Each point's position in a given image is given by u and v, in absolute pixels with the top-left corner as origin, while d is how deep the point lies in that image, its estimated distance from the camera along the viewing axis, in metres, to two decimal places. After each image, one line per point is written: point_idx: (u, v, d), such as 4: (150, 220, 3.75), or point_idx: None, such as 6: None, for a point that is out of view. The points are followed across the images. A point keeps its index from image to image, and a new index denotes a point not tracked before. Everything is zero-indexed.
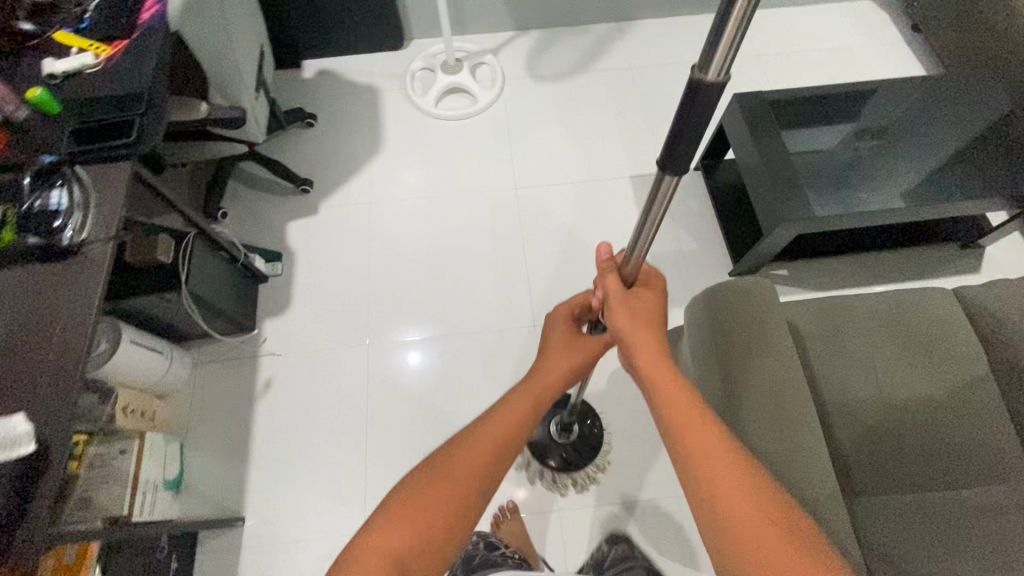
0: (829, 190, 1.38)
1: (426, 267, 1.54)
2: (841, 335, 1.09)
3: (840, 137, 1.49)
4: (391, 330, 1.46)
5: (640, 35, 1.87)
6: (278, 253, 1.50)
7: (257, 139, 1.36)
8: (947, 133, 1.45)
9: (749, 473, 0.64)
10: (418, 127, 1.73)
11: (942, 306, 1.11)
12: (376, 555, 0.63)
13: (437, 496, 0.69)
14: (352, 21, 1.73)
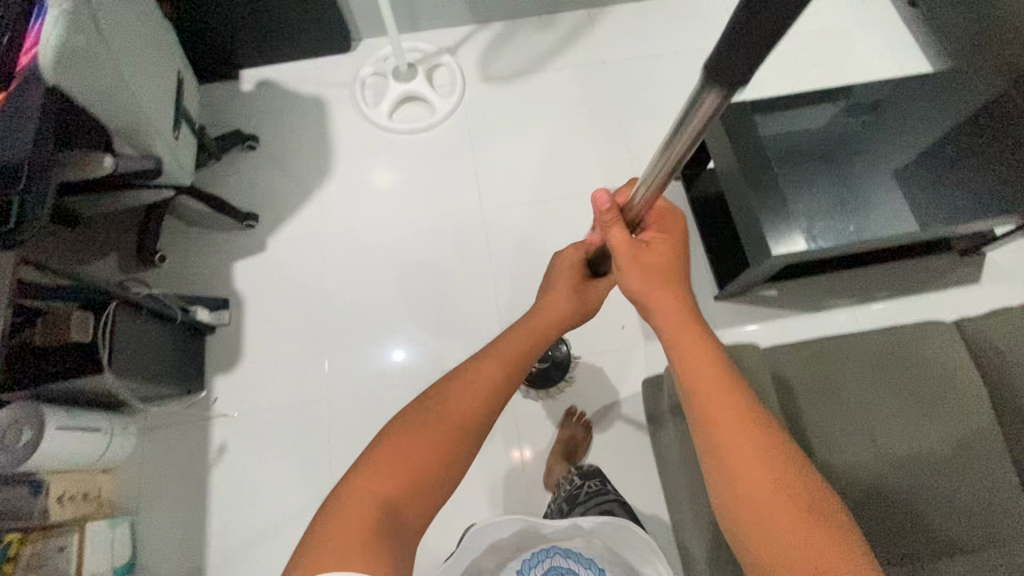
0: (823, 190, 1.24)
1: (390, 301, 1.43)
2: (831, 383, 1.00)
3: (828, 117, 1.32)
4: (360, 368, 1.36)
5: (612, 23, 1.69)
6: (225, 300, 1.38)
7: (186, 180, 1.20)
8: (944, 111, 1.30)
9: (766, 447, 0.63)
10: (371, 143, 1.57)
11: (944, 348, 1.02)
12: (368, 498, 0.63)
13: (435, 435, 0.69)
14: (290, 26, 1.54)
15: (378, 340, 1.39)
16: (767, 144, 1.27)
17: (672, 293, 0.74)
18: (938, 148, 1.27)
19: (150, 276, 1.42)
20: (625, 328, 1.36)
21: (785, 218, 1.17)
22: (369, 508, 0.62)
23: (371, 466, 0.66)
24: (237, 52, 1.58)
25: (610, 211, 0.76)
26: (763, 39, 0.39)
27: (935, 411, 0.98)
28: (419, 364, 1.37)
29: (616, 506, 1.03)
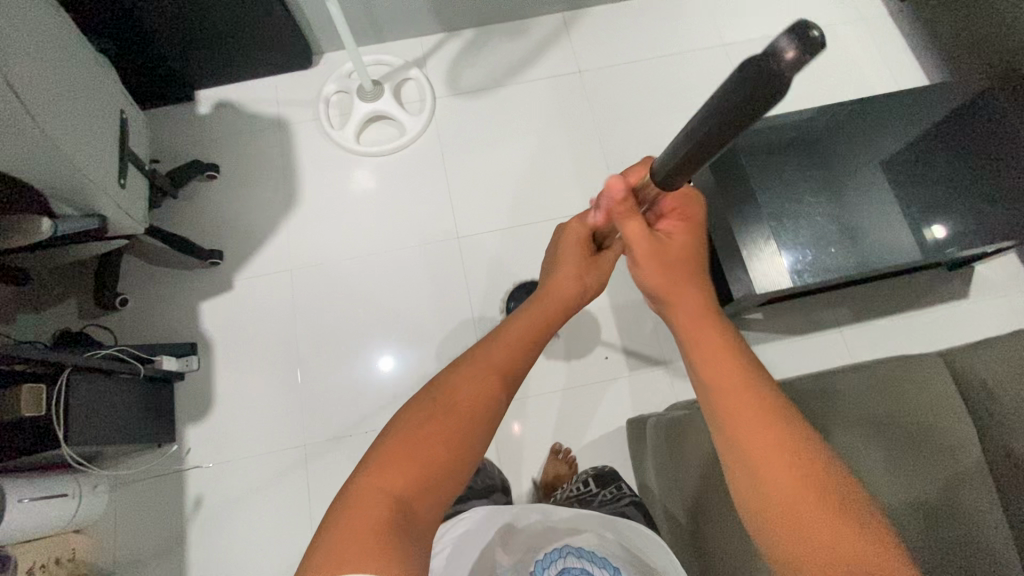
0: (817, 200, 1.17)
1: (371, 323, 1.39)
2: (825, 429, 0.97)
3: (818, 117, 1.23)
4: (346, 378, 1.34)
5: (588, 28, 1.61)
6: (193, 345, 1.33)
7: (141, 228, 1.14)
8: (934, 109, 1.23)
9: (795, 442, 0.54)
10: (339, 168, 1.50)
11: (937, 385, 1.00)
12: (377, 498, 0.56)
13: (445, 425, 0.62)
14: (247, 45, 1.45)
15: (365, 351, 1.37)
16: (752, 168, 1.18)
17: (694, 287, 0.65)
18: (930, 148, 1.20)
19: (113, 320, 1.36)
20: (609, 358, 1.33)
21: (770, 251, 1.12)
22: (379, 507, 0.56)
23: (378, 462, 0.59)
24: (192, 73, 1.49)
25: (623, 203, 0.66)
26: (739, 113, 0.42)
27: (931, 458, 0.95)
28: (410, 372, 1.35)
29: (635, 512, 1.00)
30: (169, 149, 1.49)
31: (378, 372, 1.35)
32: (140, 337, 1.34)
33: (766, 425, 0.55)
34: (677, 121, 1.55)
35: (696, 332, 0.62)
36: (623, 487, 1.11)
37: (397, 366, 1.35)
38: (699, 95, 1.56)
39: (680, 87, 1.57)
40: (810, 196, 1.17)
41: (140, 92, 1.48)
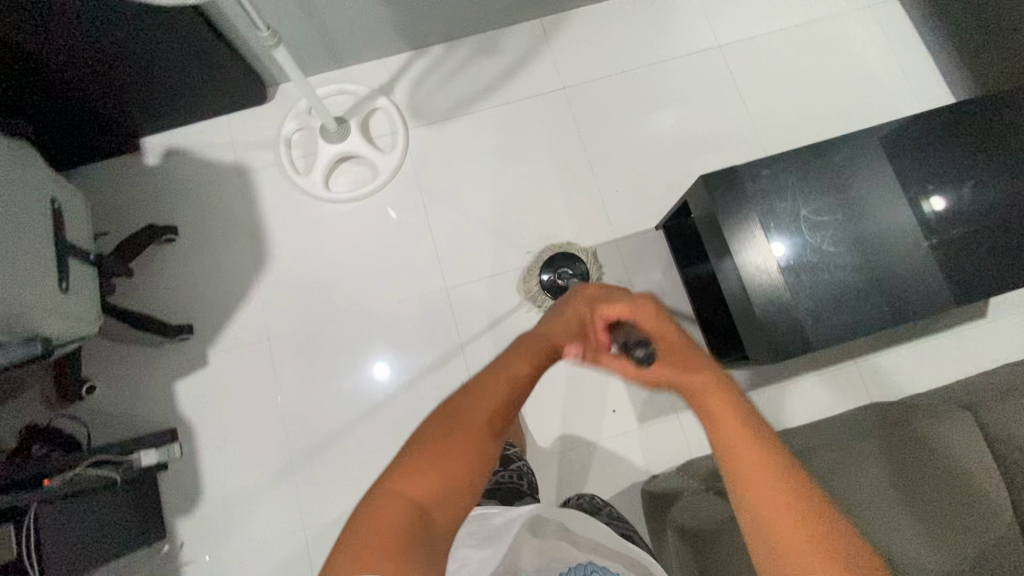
0: (845, 255, 1.02)
1: (359, 342, 1.32)
2: (846, 495, 0.93)
3: (843, 156, 1.06)
4: (341, 396, 1.29)
5: (570, 36, 1.45)
6: (173, 430, 1.24)
7: (93, 326, 1.04)
8: (975, 134, 1.07)
9: (823, 531, 0.48)
10: (309, 216, 1.37)
11: (965, 445, 0.97)
12: (402, 504, 0.54)
13: (463, 435, 0.59)
14: (190, 87, 1.28)
15: (360, 359, 1.31)
16: (765, 217, 1.04)
17: (698, 364, 0.59)
18: (972, 181, 1.05)
19: (84, 410, 1.26)
20: (616, 411, 1.26)
21: (787, 312, 1.00)
22: (404, 514, 0.54)
23: (401, 463, 0.57)
24: (133, 123, 1.32)
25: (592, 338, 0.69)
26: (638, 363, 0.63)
27: (961, 524, 0.91)
28: (405, 380, 1.29)
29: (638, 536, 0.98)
30: (120, 211, 1.35)
31: (372, 381, 1.30)
32: (115, 427, 1.25)
33: (776, 499, 0.49)
34: (674, 138, 1.42)
35: (711, 409, 0.56)
36: None
37: (394, 372, 1.30)
38: (697, 107, 1.42)
39: (675, 98, 1.43)
40: (830, 246, 1.03)
41: (77, 149, 1.32)
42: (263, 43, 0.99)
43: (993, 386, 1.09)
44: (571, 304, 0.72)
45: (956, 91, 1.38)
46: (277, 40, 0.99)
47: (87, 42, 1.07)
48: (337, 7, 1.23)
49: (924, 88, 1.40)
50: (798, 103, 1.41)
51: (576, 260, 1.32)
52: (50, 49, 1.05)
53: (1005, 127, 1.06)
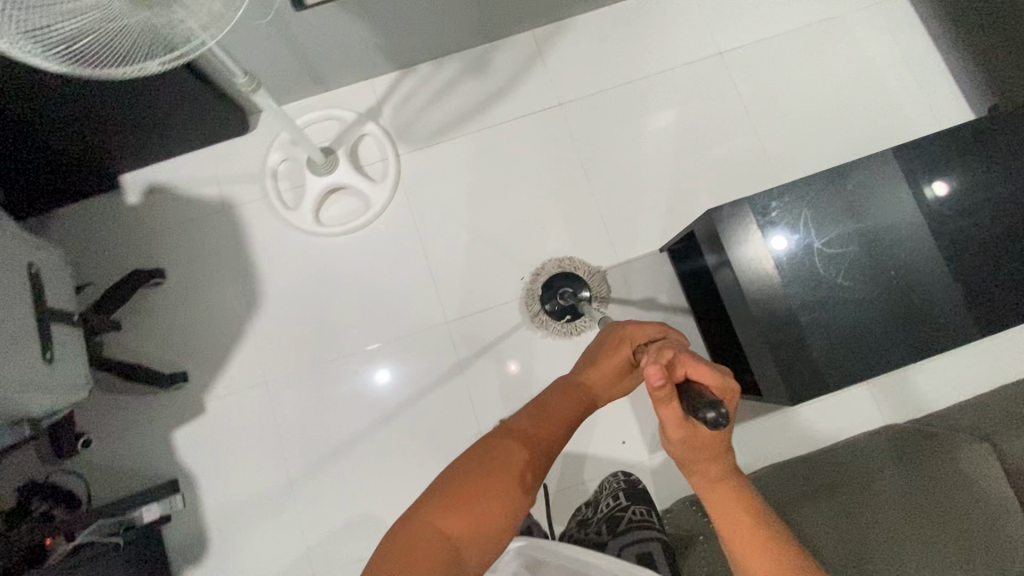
0: (866, 286, 0.99)
1: (356, 350, 1.29)
2: (862, 539, 0.91)
3: (857, 183, 1.02)
4: (340, 403, 1.27)
5: (562, 49, 1.39)
6: (175, 481, 1.21)
7: (84, 391, 1.00)
8: (999, 151, 1.02)
9: None
10: (302, 251, 1.32)
11: (976, 469, 0.96)
12: (435, 543, 0.57)
13: (497, 483, 0.61)
14: (169, 122, 1.22)
15: (358, 367, 1.29)
16: (778, 251, 1.00)
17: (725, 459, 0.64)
18: (994, 204, 1.01)
19: (82, 462, 1.23)
20: (627, 442, 1.24)
21: (801, 350, 0.97)
22: (438, 552, 0.57)
23: (437, 498, 0.60)
24: (111, 161, 1.26)
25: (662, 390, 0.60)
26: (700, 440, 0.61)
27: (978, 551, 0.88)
28: (407, 384, 1.28)
29: (658, 552, 0.96)
30: (104, 254, 1.30)
31: (370, 383, 1.28)
32: (114, 479, 1.22)
33: None
34: (677, 153, 1.37)
35: (725, 505, 0.63)
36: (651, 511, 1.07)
37: (393, 376, 1.28)
38: (699, 120, 1.37)
39: (675, 111, 1.38)
40: (846, 279, 0.99)
41: (53, 191, 1.26)
42: (241, 89, 0.94)
43: (1008, 416, 1.08)
44: (611, 352, 0.74)
45: (965, 93, 1.33)
46: (257, 84, 0.95)
47: (52, 87, 1.00)
48: (320, 34, 1.17)
49: (932, 91, 1.35)
50: (803, 113, 1.37)
51: (574, 278, 1.27)
52: (13, 96, 0.99)
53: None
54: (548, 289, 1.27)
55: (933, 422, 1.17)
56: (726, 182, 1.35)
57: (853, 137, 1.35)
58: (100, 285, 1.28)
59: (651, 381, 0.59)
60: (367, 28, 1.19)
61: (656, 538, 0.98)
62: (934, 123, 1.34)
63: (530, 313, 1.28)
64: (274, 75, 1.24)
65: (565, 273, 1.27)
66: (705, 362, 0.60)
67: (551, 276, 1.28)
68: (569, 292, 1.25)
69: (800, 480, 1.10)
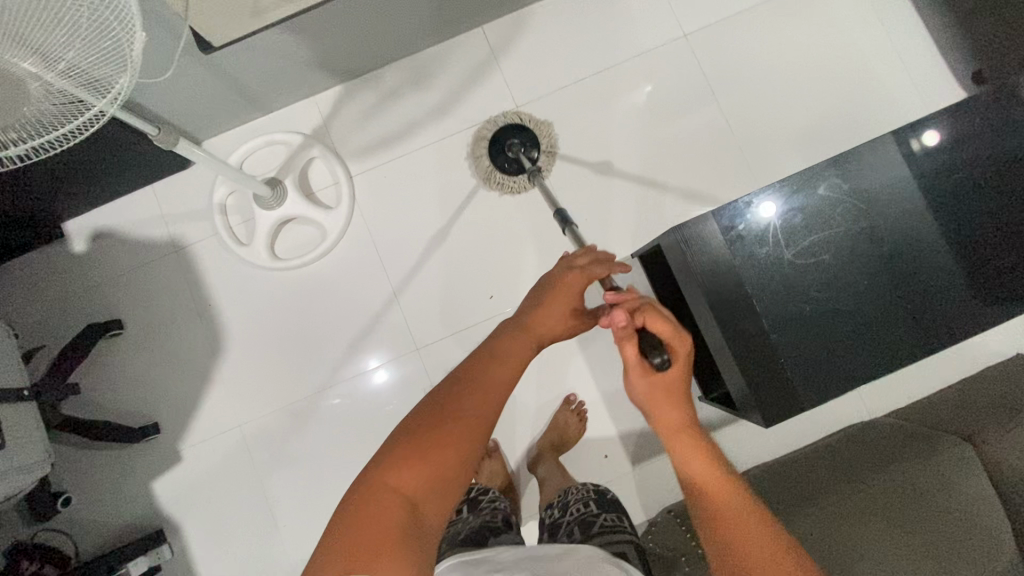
0: (837, 294, 0.95)
1: (336, 372, 1.26)
2: (853, 552, 0.88)
3: (829, 186, 0.97)
4: (324, 421, 1.25)
5: (514, 45, 1.31)
6: (158, 530, 1.21)
7: (43, 467, 1.00)
8: (974, 142, 0.97)
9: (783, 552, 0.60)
10: (259, 290, 1.27)
11: (958, 471, 0.93)
12: (391, 497, 0.59)
13: (451, 431, 0.63)
14: (100, 167, 1.15)
15: (334, 396, 1.25)
16: (746, 267, 0.96)
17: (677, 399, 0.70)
18: (974, 196, 0.96)
19: (65, 519, 1.23)
20: (608, 457, 1.22)
21: (773, 369, 0.94)
22: (395, 504, 0.58)
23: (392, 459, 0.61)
24: (47, 211, 1.20)
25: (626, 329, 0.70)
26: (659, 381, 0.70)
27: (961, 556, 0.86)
28: (406, 383, 1.25)
29: (632, 552, 0.89)
30: (58, 308, 1.26)
31: (370, 384, 1.25)
32: (100, 534, 1.22)
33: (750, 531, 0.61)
34: (645, 149, 1.29)
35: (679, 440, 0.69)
36: (625, 519, 0.99)
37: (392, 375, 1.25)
38: (666, 111, 1.29)
39: (639, 103, 1.30)
40: (817, 288, 0.95)
41: None
42: (159, 143, 0.88)
43: (995, 400, 1.03)
44: (564, 286, 0.78)
45: (947, 58, 1.25)
46: (174, 138, 0.89)
47: None
48: (249, 58, 1.08)
49: (912, 58, 1.27)
50: (776, 95, 1.29)
51: (521, 129, 1.27)
52: None
53: (1000, 128, 0.96)
54: (497, 144, 1.27)
55: (912, 411, 1.15)
56: (699, 176, 1.28)
57: (831, 117, 1.28)
58: (58, 339, 1.24)
59: (614, 321, 0.69)
60: (300, 45, 1.10)
61: (630, 541, 0.90)
62: (916, 94, 1.26)
63: (478, 169, 1.28)
64: (207, 104, 1.16)
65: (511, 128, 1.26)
66: (663, 315, 0.70)
67: (498, 129, 1.27)
68: (517, 144, 1.25)
69: (787, 490, 1.05)
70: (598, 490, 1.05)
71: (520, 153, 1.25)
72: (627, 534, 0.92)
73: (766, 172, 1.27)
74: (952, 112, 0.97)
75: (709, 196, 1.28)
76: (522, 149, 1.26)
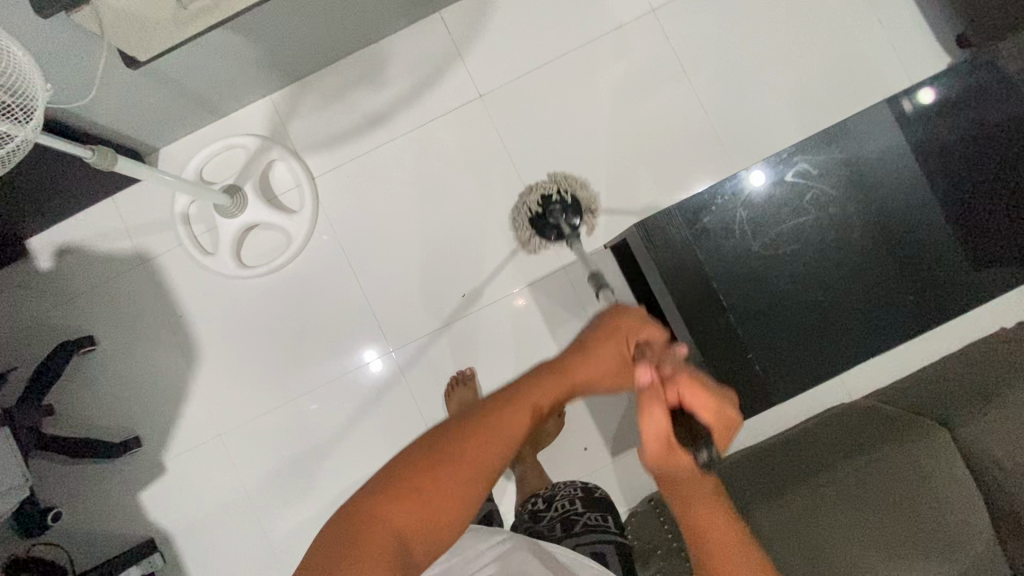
0: (807, 282, 0.93)
1: (311, 377, 1.25)
2: (820, 534, 0.89)
3: (794, 173, 0.95)
4: (305, 426, 1.24)
5: (474, 30, 1.25)
6: (151, 538, 1.23)
7: (23, 489, 1.01)
8: (938, 120, 0.94)
9: None
10: (229, 297, 1.26)
11: (926, 450, 0.93)
12: (381, 526, 0.50)
13: (453, 464, 0.54)
14: (52, 185, 1.12)
15: (314, 400, 1.24)
16: (713, 261, 0.93)
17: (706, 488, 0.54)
18: (940, 175, 0.93)
19: (59, 532, 1.25)
20: (588, 449, 1.22)
21: (743, 361, 0.93)
22: (384, 538, 0.50)
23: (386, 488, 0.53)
24: (8, 231, 1.19)
25: (657, 396, 0.56)
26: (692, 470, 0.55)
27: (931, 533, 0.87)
28: (396, 376, 1.24)
29: (611, 553, 0.87)
30: (31, 326, 1.25)
31: (363, 377, 1.24)
32: (94, 545, 1.24)
33: None
34: (615, 133, 1.24)
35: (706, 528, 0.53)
36: (613, 519, 0.95)
37: (385, 364, 1.24)
38: (635, 91, 1.24)
39: (609, 83, 1.24)
40: (787, 276, 0.93)
41: None
42: (96, 166, 0.86)
43: (972, 381, 1.02)
44: (603, 337, 0.67)
45: (928, 20, 1.19)
46: (111, 158, 0.87)
47: None
48: (191, 67, 1.03)
49: (892, 22, 1.21)
50: (751, 69, 1.23)
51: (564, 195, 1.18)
52: None
53: (966, 104, 0.93)
54: (538, 214, 1.18)
55: (887, 391, 1.14)
56: (672, 160, 1.23)
57: (808, 88, 1.22)
58: (34, 357, 1.25)
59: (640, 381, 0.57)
60: (249, 47, 1.06)
61: (612, 544, 0.88)
62: (898, 60, 1.20)
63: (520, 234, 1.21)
64: (156, 114, 1.12)
65: (551, 193, 1.18)
66: (705, 389, 0.56)
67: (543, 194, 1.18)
68: (559, 210, 1.17)
69: (765, 469, 1.06)
70: (591, 488, 0.99)
71: (562, 222, 1.16)
72: (611, 537, 0.90)
73: (741, 150, 1.23)
74: (915, 91, 0.94)
75: (684, 179, 1.23)
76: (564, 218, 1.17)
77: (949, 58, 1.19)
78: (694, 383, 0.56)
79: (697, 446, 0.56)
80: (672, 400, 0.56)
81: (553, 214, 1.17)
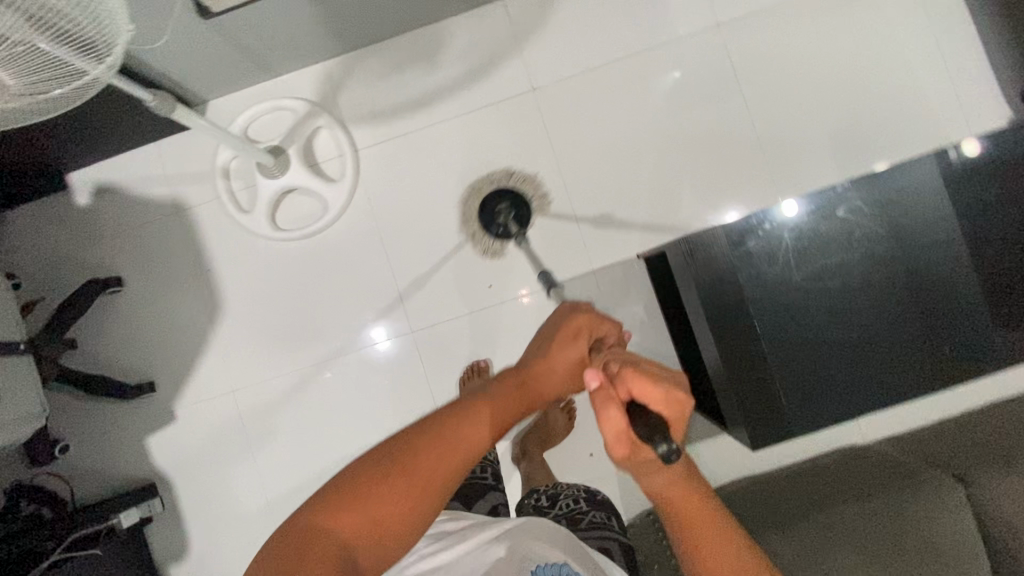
0: (843, 320, 0.92)
1: (329, 346, 1.25)
2: None
3: (841, 209, 0.94)
4: (317, 395, 1.25)
5: (535, 22, 1.24)
6: (152, 483, 1.25)
7: (37, 421, 1.02)
8: (994, 173, 0.93)
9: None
10: (257, 257, 1.26)
11: (945, 512, 0.91)
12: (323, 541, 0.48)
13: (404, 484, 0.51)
14: (102, 124, 1.13)
15: (330, 370, 1.25)
16: (750, 285, 0.93)
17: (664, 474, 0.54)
18: (991, 229, 0.92)
19: (64, 465, 1.27)
20: (594, 455, 1.22)
21: (768, 390, 0.92)
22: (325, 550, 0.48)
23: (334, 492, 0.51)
24: (51, 163, 1.19)
25: (603, 394, 0.53)
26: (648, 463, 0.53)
27: None
28: (413, 357, 1.24)
29: (616, 550, 0.87)
30: (60, 259, 1.27)
31: (379, 354, 1.25)
32: (96, 482, 1.26)
33: None
34: (664, 144, 1.23)
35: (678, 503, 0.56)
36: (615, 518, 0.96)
37: (402, 344, 1.25)
38: (689, 104, 1.23)
39: (665, 94, 1.23)
40: (823, 311, 0.92)
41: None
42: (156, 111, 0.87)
43: (990, 442, 1.01)
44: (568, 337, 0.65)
45: (997, 71, 1.17)
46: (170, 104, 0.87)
47: None
48: (256, 24, 1.03)
49: (960, 68, 1.18)
50: (809, 97, 1.21)
51: (506, 195, 1.20)
52: None
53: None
54: (484, 212, 1.21)
55: (899, 439, 1.13)
56: (715, 177, 1.22)
57: (864, 124, 1.20)
58: (61, 291, 1.26)
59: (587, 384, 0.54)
60: (315, 12, 1.05)
61: (615, 539, 0.89)
62: (960, 106, 1.18)
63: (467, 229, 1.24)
64: (211, 66, 1.12)
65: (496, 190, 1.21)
66: (651, 378, 0.53)
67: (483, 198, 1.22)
68: (501, 211, 1.19)
69: (772, 501, 1.04)
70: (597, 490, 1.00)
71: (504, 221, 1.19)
72: (615, 535, 0.90)
73: (787, 177, 1.21)
74: (972, 141, 0.93)
75: (727, 198, 1.22)
76: (509, 216, 1.19)
77: (1008, 112, 1.17)
78: (642, 379, 0.53)
79: (654, 443, 0.51)
80: (624, 398, 0.53)
81: (496, 214, 1.20)
